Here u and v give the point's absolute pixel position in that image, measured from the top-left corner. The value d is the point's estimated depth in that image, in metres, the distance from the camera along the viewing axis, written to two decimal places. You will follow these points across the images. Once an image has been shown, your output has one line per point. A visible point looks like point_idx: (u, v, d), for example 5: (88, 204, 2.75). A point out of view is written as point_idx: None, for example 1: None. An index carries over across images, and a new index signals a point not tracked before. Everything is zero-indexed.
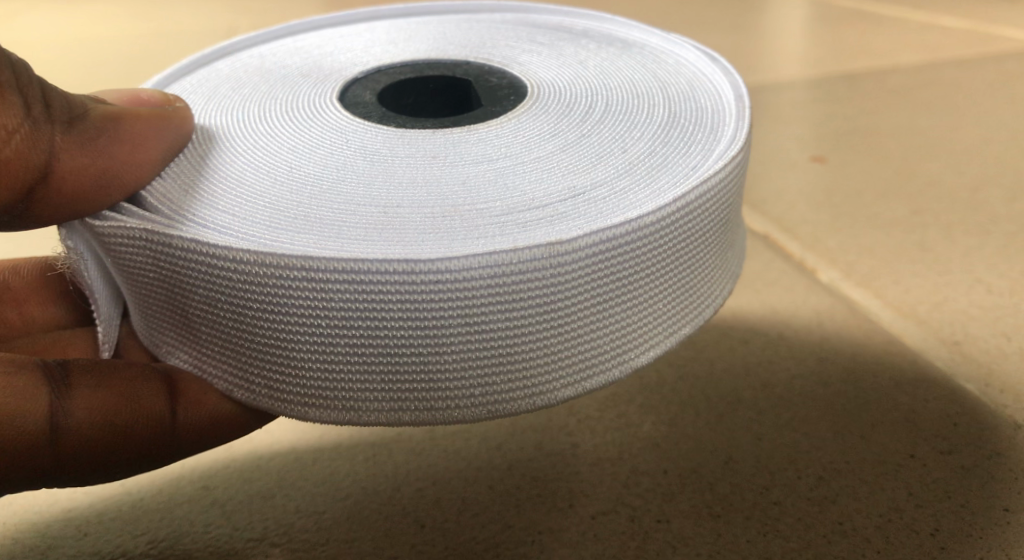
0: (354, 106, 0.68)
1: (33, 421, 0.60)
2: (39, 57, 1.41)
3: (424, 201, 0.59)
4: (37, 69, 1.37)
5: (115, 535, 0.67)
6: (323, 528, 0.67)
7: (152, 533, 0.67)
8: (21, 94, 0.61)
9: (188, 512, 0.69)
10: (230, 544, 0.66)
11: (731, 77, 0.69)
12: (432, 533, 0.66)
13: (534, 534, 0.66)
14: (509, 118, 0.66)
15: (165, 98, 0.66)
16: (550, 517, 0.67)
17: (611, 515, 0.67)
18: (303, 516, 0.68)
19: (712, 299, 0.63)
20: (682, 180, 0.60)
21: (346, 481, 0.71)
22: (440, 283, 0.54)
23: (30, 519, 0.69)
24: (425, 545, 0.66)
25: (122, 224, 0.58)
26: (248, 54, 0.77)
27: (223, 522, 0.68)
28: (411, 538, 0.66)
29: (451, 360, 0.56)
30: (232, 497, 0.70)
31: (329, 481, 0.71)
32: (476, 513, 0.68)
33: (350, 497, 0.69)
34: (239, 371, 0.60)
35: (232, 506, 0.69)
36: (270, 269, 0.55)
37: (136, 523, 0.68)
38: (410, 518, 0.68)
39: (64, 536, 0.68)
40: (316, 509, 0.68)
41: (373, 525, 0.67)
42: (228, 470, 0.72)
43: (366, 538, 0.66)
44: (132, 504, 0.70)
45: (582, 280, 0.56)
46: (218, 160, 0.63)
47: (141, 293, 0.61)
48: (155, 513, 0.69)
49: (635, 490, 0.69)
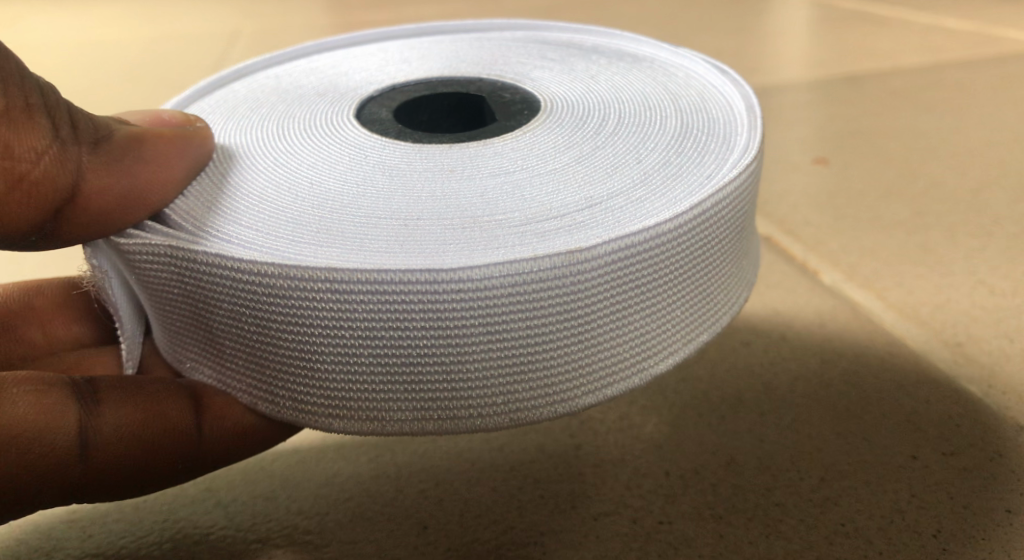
0: (370, 124, 0.69)
1: (63, 437, 0.61)
2: (50, 62, 1.44)
3: (444, 213, 0.60)
4: (43, 73, 1.38)
5: (120, 536, 0.68)
6: (326, 529, 0.68)
7: (155, 534, 0.68)
8: (48, 116, 0.62)
9: (192, 514, 0.70)
10: (234, 545, 0.67)
11: (741, 86, 0.70)
12: (436, 535, 0.67)
13: (536, 535, 0.67)
14: (523, 131, 0.67)
15: (186, 118, 0.67)
16: (553, 518, 0.68)
17: (613, 517, 0.68)
18: (306, 517, 0.69)
19: (729, 306, 0.64)
20: (697, 188, 0.61)
21: (349, 482, 0.72)
22: (461, 292, 0.55)
23: (34, 520, 0.70)
24: (428, 546, 0.66)
25: (147, 241, 0.59)
26: (263, 75, 0.79)
27: (227, 522, 0.69)
28: (415, 539, 0.67)
29: (472, 367, 0.57)
30: (236, 499, 0.71)
31: (332, 482, 0.72)
32: (479, 515, 0.69)
33: (353, 498, 0.70)
34: (263, 384, 0.61)
35: (235, 507, 0.70)
36: (295, 282, 0.56)
37: (141, 525, 0.69)
38: (413, 519, 0.68)
39: (69, 537, 0.68)
40: (319, 510, 0.69)
41: (377, 526, 0.68)
42: (231, 472, 0.73)
43: (370, 539, 0.67)
44: (137, 506, 0.71)
45: (600, 287, 0.57)
46: (240, 177, 0.64)
47: (164, 308, 0.62)
48: (160, 515, 0.70)
49: (637, 492, 0.70)
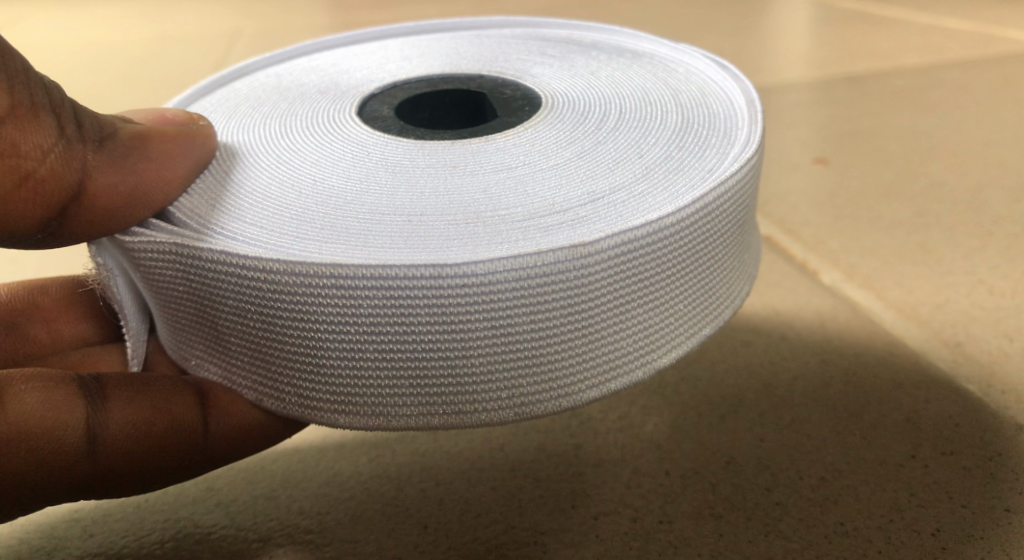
0: (372, 121, 0.70)
1: (70, 433, 0.62)
2: (50, 62, 1.44)
3: (447, 208, 0.60)
4: (44, 74, 1.39)
5: (122, 536, 0.69)
6: (327, 528, 0.68)
7: (157, 534, 0.68)
8: (54, 114, 0.62)
9: (194, 513, 0.70)
10: (235, 545, 0.67)
11: (742, 81, 0.70)
12: (437, 535, 0.68)
13: (537, 534, 0.67)
14: (525, 127, 0.67)
15: (188, 117, 0.68)
16: (553, 518, 0.68)
17: (613, 516, 0.68)
18: (307, 517, 0.69)
19: (730, 300, 0.65)
20: (699, 183, 0.61)
21: (349, 482, 0.72)
22: (466, 286, 0.56)
23: (35, 520, 0.70)
24: (429, 546, 0.67)
25: (152, 239, 0.59)
26: (265, 73, 0.79)
27: (228, 522, 0.69)
28: (416, 539, 0.67)
29: (476, 362, 0.58)
30: (237, 499, 0.71)
31: (334, 482, 0.72)
32: (479, 514, 0.69)
33: (354, 499, 0.71)
34: (268, 381, 0.61)
35: (237, 506, 0.70)
36: (299, 278, 0.56)
37: (142, 524, 0.69)
38: (414, 519, 0.69)
39: (71, 537, 0.69)
40: (320, 510, 0.70)
41: (378, 526, 0.68)
42: (233, 471, 0.74)
43: (371, 539, 0.67)
44: (139, 505, 0.71)
45: (603, 281, 0.57)
46: (243, 175, 0.65)
47: (169, 306, 0.63)
48: (161, 514, 0.70)
49: (637, 491, 0.70)
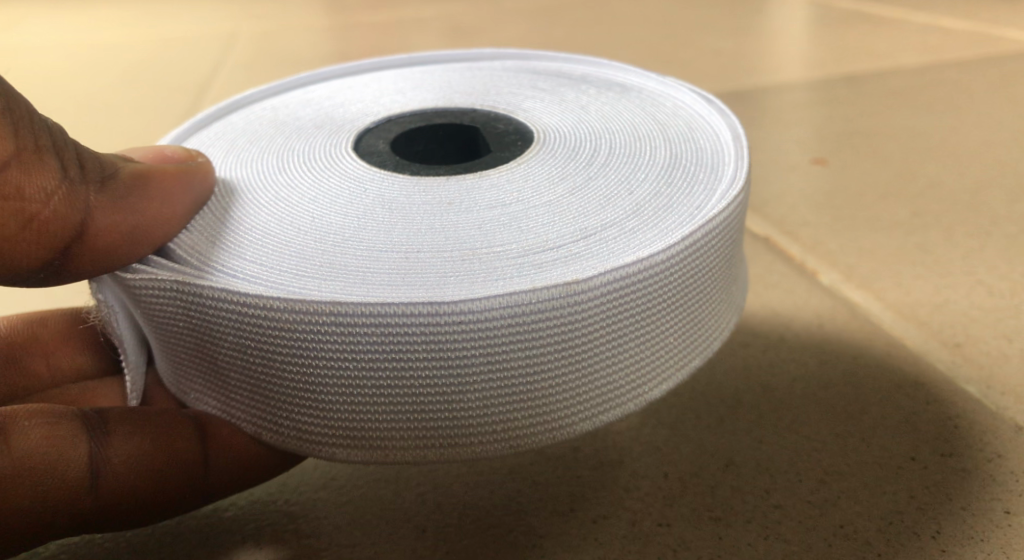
0: (369, 155, 0.71)
1: (73, 468, 0.63)
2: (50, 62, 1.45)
3: (443, 246, 0.61)
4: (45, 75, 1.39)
5: (119, 539, 0.69)
6: (325, 533, 0.69)
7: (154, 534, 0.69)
8: (58, 156, 0.63)
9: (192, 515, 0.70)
10: (233, 547, 0.68)
11: (729, 118, 0.72)
12: (434, 539, 0.68)
13: (536, 539, 0.68)
14: (518, 163, 0.68)
15: (187, 154, 0.69)
16: (551, 521, 0.69)
17: (613, 519, 0.69)
18: (305, 520, 0.70)
19: (718, 332, 0.66)
20: (688, 220, 0.62)
21: (348, 485, 0.73)
22: (462, 324, 0.57)
23: None
24: (426, 549, 0.67)
25: (154, 276, 0.61)
26: (259, 106, 0.80)
27: (226, 525, 0.70)
28: (412, 543, 0.68)
29: (472, 396, 0.59)
30: (235, 502, 0.71)
31: (331, 487, 0.73)
32: (478, 517, 0.70)
33: (352, 502, 0.71)
34: (268, 415, 0.62)
35: (233, 509, 0.71)
36: (300, 316, 0.57)
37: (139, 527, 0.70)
38: (412, 523, 0.69)
39: (69, 543, 0.69)
40: (318, 514, 0.70)
41: (374, 531, 0.69)
42: None
43: (368, 543, 0.68)
44: None
45: (596, 317, 0.59)
46: (240, 212, 0.66)
47: (170, 341, 0.64)
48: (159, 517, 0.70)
49: (636, 494, 0.71)
